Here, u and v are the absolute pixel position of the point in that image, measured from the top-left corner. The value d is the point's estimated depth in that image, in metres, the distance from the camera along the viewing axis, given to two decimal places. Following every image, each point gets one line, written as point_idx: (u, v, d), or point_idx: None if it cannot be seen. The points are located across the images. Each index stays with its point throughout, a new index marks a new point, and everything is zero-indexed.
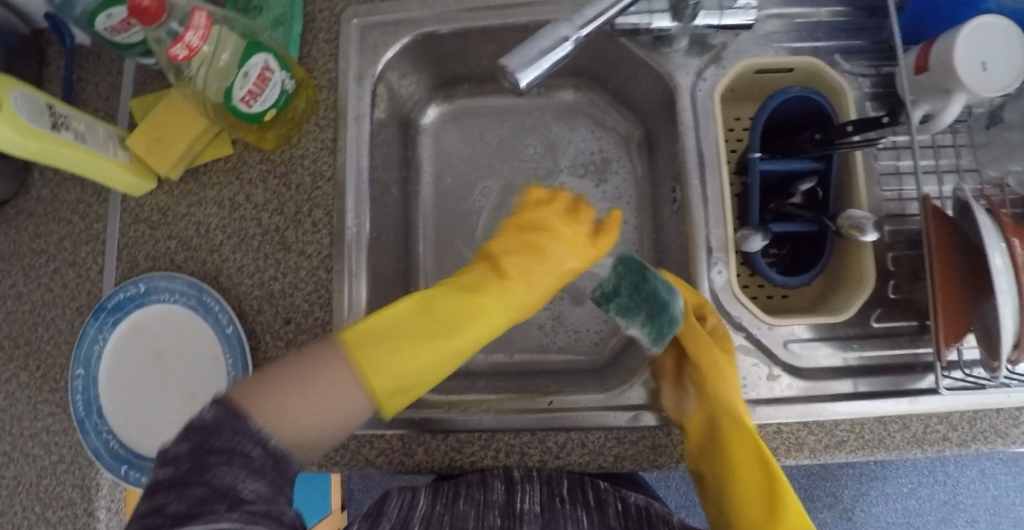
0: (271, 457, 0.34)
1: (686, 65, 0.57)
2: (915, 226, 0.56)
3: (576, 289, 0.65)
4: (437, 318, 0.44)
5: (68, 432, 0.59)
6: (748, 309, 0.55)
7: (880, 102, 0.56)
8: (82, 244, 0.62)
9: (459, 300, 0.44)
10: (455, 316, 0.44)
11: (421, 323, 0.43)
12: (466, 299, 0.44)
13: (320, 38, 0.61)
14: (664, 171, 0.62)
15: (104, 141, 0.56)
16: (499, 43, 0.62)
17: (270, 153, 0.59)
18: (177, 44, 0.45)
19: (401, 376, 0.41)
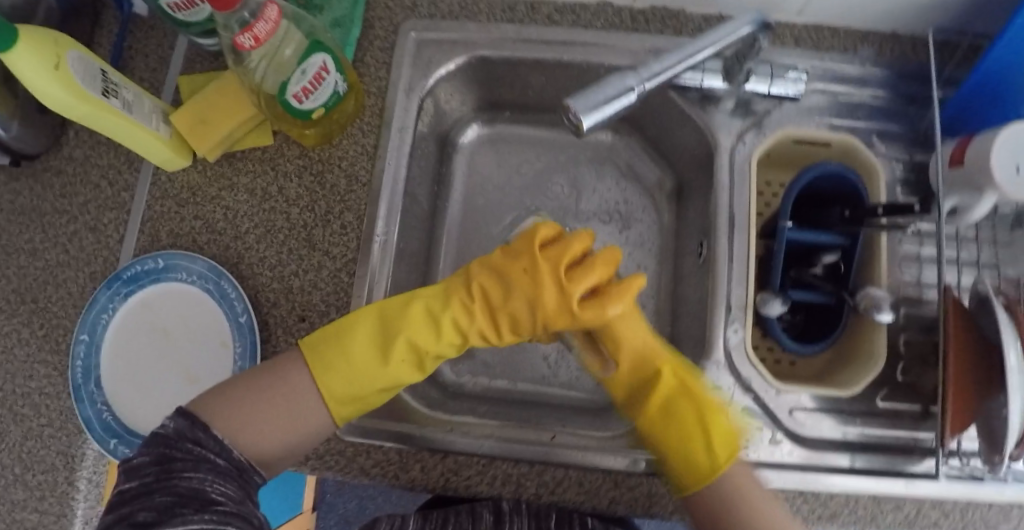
0: (226, 470, 0.39)
1: (727, 125, 0.59)
2: (930, 312, 0.57)
3: None
4: (387, 351, 0.47)
5: (61, 396, 0.59)
6: (759, 372, 0.55)
7: (911, 187, 0.58)
8: (106, 211, 0.62)
9: (442, 325, 0.47)
10: (433, 344, 0.48)
11: (374, 349, 0.47)
12: (442, 330, 0.47)
13: (375, 46, 0.62)
14: (691, 224, 0.63)
15: (149, 114, 0.56)
16: (547, 77, 0.63)
17: (309, 150, 0.60)
18: (246, 33, 0.45)
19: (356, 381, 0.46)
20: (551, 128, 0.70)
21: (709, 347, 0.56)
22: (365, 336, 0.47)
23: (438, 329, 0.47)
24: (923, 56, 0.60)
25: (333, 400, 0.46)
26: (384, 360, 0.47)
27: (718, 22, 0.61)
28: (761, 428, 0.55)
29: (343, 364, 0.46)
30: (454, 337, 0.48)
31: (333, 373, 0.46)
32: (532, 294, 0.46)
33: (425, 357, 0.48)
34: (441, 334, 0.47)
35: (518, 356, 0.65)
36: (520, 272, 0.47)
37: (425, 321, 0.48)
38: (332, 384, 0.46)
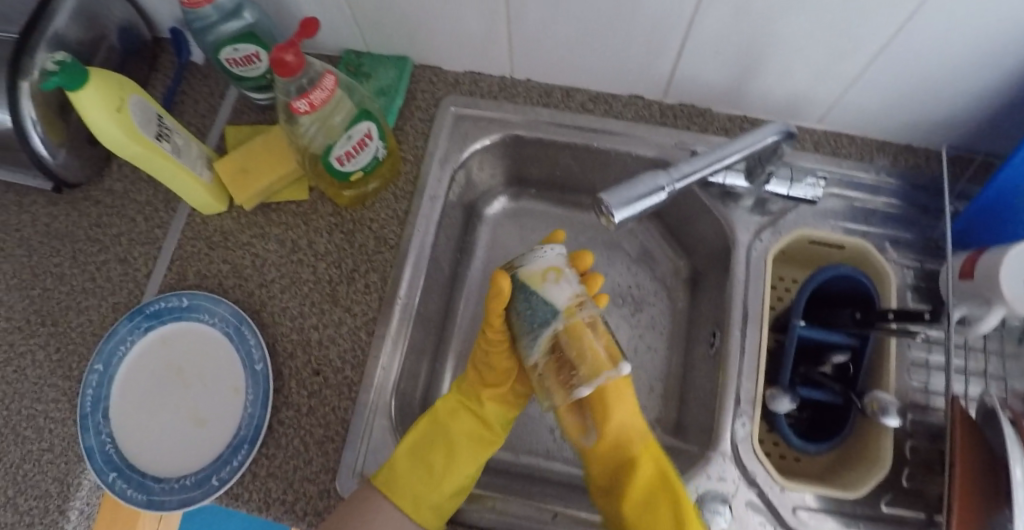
0: None
1: (745, 221, 0.61)
2: (936, 419, 0.58)
3: None
4: (432, 463, 0.51)
5: (66, 423, 0.58)
6: (764, 468, 0.55)
7: (921, 295, 0.60)
8: (138, 244, 0.64)
9: (456, 447, 0.52)
10: (469, 454, 0.53)
11: (417, 462, 0.52)
12: (460, 450, 0.52)
13: (415, 115, 0.65)
14: (706, 311, 0.65)
15: (196, 159, 0.58)
16: (577, 159, 0.66)
17: (342, 209, 0.62)
18: (302, 99, 0.48)
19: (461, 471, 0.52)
20: (574, 207, 0.73)
21: (716, 438, 0.57)
22: (407, 447, 0.52)
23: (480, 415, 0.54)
24: (934, 173, 0.63)
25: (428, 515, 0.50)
26: (432, 466, 0.51)
27: (741, 123, 0.65)
28: (763, 525, 0.54)
29: (403, 479, 0.51)
30: (478, 443, 0.53)
31: (395, 479, 0.51)
32: (511, 356, 0.53)
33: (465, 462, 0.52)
34: (461, 447, 0.52)
35: (523, 427, 0.65)
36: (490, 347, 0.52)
37: (451, 437, 0.53)
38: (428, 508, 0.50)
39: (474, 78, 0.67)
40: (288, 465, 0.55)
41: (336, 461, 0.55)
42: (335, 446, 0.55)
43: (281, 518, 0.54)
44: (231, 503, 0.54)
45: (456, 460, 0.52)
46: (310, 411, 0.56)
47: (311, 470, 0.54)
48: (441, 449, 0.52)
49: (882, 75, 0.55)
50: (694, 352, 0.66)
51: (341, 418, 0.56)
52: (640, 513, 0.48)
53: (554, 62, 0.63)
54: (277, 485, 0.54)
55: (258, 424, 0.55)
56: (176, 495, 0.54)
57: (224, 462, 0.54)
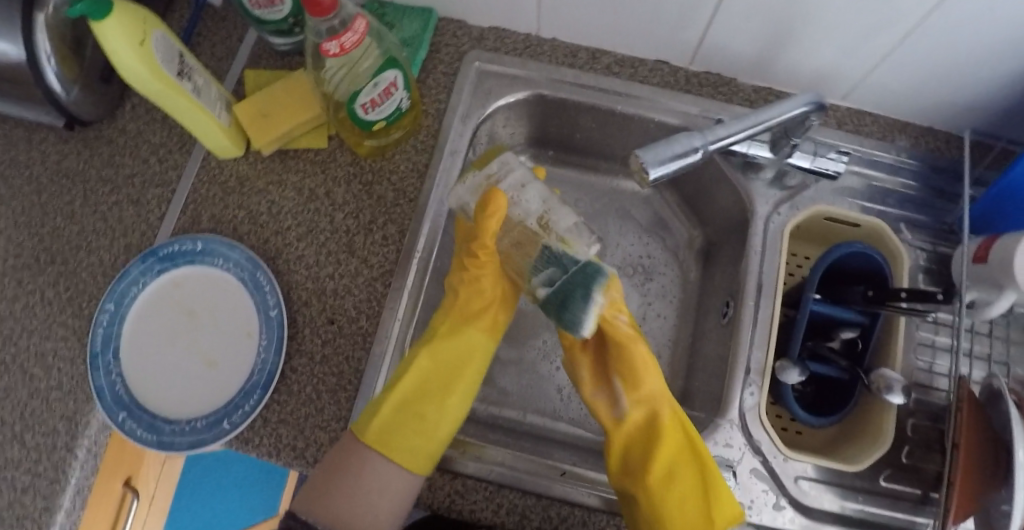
0: None
1: (764, 194, 0.62)
2: (939, 399, 0.58)
3: None
4: (415, 412, 0.52)
5: (75, 363, 0.58)
6: (769, 436, 0.56)
7: (932, 277, 0.60)
8: (151, 186, 0.63)
9: (459, 369, 0.54)
10: (464, 385, 0.54)
11: (404, 414, 0.52)
12: (466, 371, 0.54)
13: (438, 69, 0.64)
14: (718, 281, 0.65)
15: (213, 100, 0.57)
16: (599, 123, 0.66)
17: (361, 159, 0.61)
18: (332, 41, 0.47)
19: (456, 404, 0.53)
20: (590, 172, 0.73)
21: (724, 406, 0.57)
22: (393, 404, 0.52)
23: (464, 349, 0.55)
24: (955, 155, 0.63)
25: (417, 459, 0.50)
26: (424, 416, 0.52)
27: (766, 95, 0.64)
28: (766, 491, 0.55)
29: (384, 428, 0.51)
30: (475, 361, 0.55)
31: (386, 430, 0.51)
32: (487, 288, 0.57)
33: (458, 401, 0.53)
34: (463, 373, 0.54)
35: (531, 388, 0.66)
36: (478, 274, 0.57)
37: (451, 364, 0.55)
38: (402, 453, 0.50)
39: (499, 34, 0.66)
40: (299, 412, 0.55)
41: (348, 410, 0.55)
42: (347, 395, 0.55)
43: (291, 464, 0.54)
44: (241, 447, 0.54)
45: (454, 389, 0.53)
46: (323, 360, 0.56)
47: (322, 418, 0.55)
48: (442, 380, 0.54)
49: (912, 55, 0.55)
50: (704, 323, 0.66)
51: (354, 368, 0.56)
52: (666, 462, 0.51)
53: (583, 22, 0.62)
54: (288, 431, 0.55)
55: (271, 370, 0.55)
56: (187, 437, 0.54)
57: (236, 406, 0.54)
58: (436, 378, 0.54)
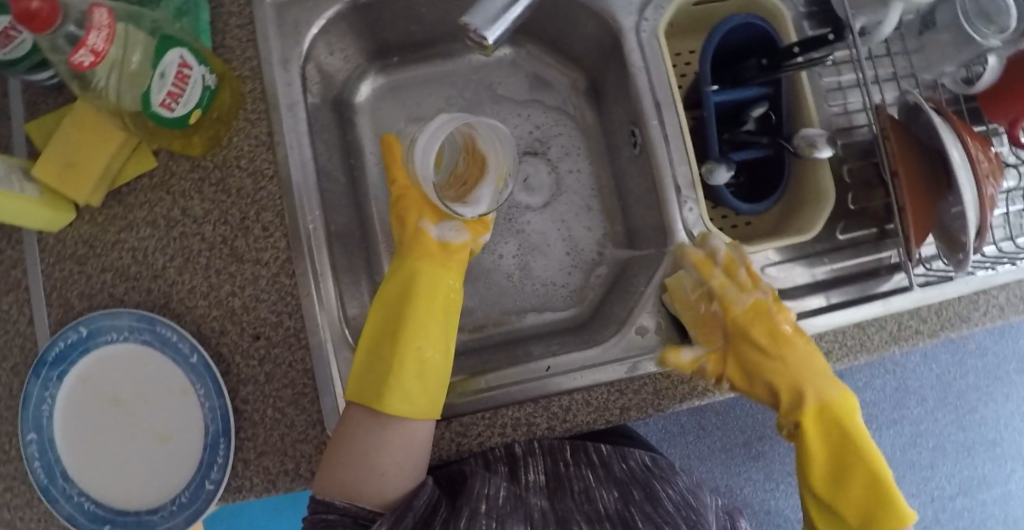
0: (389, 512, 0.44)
1: (626, 5, 0.56)
2: (863, 135, 0.58)
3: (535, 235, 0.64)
4: (390, 347, 0.51)
5: (33, 504, 0.53)
6: (723, 241, 0.55)
7: (816, 20, 0.58)
8: (1, 296, 0.55)
9: (415, 299, 0.53)
10: (425, 310, 0.53)
11: (380, 355, 0.51)
12: (417, 296, 0.53)
13: (231, 24, 0.55)
14: (617, 114, 0.62)
15: (6, 176, 0.49)
16: (426, 4, 0.59)
17: (200, 159, 0.54)
18: (81, 50, 0.40)
19: (431, 341, 0.52)
20: (447, 60, 0.66)
21: (671, 233, 0.55)
22: (360, 365, 0.51)
23: (411, 284, 0.54)
24: None
25: (417, 398, 0.49)
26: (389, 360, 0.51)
27: None
28: None
29: (371, 376, 0.50)
30: (435, 291, 0.54)
31: (363, 388, 0.50)
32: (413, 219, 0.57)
33: (433, 338, 0.52)
34: (420, 300, 0.53)
35: (491, 300, 0.63)
36: (402, 206, 0.57)
37: (405, 296, 0.53)
38: (398, 398, 0.49)
39: None
40: (274, 437, 0.52)
41: (318, 412, 0.52)
42: (310, 397, 0.52)
43: (293, 486, 0.52)
44: (237, 496, 0.52)
45: (415, 316, 0.52)
46: (269, 377, 0.52)
47: (298, 431, 0.52)
48: (398, 311, 0.53)
49: None
50: (620, 161, 0.63)
51: (303, 370, 0.52)
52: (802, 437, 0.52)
53: None
54: (273, 460, 0.52)
55: (223, 413, 0.51)
56: (181, 515, 0.51)
57: (210, 463, 0.51)
58: (398, 311, 0.53)
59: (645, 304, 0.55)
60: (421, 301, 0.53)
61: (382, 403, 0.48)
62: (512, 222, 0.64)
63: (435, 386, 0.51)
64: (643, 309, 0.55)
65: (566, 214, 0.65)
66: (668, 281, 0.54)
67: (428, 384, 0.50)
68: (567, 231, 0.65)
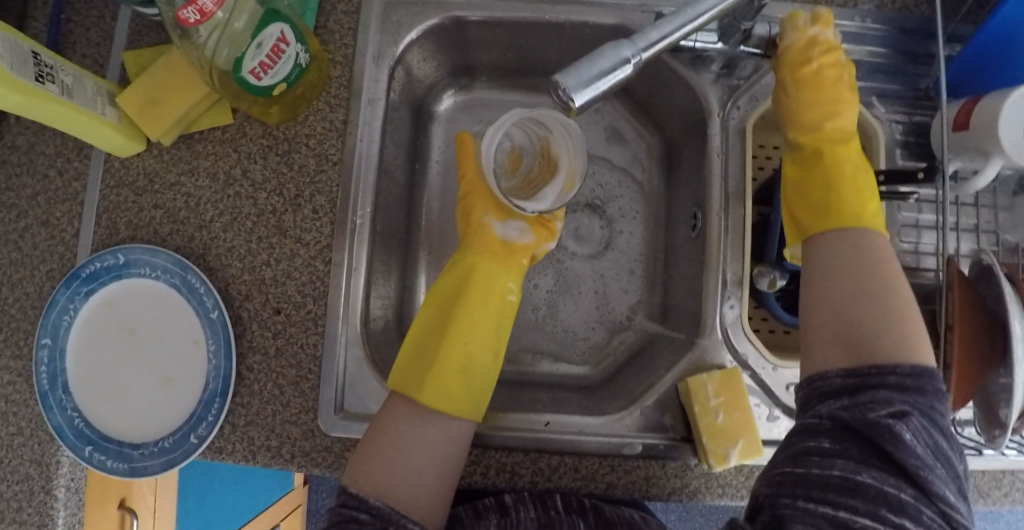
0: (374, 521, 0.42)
1: (721, 90, 0.56)
2: (928, 280, 0.55)
3: (569, 284, 0.64)
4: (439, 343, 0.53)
5: (29, 404, 0.56)
6: (755, 347, 0.54)
7: (911, 151, 0.55)
8: (58, 203, 0.58)
9: (464, 297, 0.55)
10: (474, 308, 0.54)
11: (425, 350, 0.53)
12: (471, 297, 0.55)
13: (339, 9, 0.56)
14: (683, 190, 0.61)
15: (92, 97, 0.51)
16: (528, 37, 0.59)
17: (273, 128, 0.55)
18: (189, 7, 0.40)
19: (481, 341, 0.54)
20: (531, 93, 0.66)
21: (705, 325, 0.55)
22: (403, 357, 0.53)
23: (466, 279, 0.56)
24: (926, 10, 0.55)
25: (457, 394, 0.51)
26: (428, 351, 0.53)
27: None
28: (757, 406, 0.53)
29: (412, 368, 0.52)
30: (490, 292, 0.56)
31: (403, 376, 0.51)
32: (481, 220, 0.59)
33: (480, 344, 0.54)
34: (468, 297, 0.55)
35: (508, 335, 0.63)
36: (469, 203, 0.60)
37: (455, 291, 0.56)
38: (436, 394, 0.50)
39: None
40: (266, 410, 0.53)
41: (314, 400, 0.53)
42: (311, 383, 0.53)
43: (270, 463, 0.53)
44: (216, 456, 0.52)
45: (463, 313, 0.54)
46: (278, 353, 0.53)
47: (291, 412, 0.53)
48: (448, 305, 0.55)
49: None
50: (674, 236, 0.62)
51: (311, 355, 0.53)
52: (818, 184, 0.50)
53: None
54: (259, 433, 0.53)
55: (226, 374, 0.52)
56: (159, 458, 0.52)
57: (200, 418, 0.52)
58: (449, 310, 0.55)
59: (661, 386, 0.54)
60: (476, 304, 0.55)
61: (417, 394, 0.49)
62: (550, 262, 0.65)
63: (476, 391, 0.52)
64: (657, 390, 0.54)
65: (605, 272, 0.65)
66: (687, 382, 0.52)
67: (471, 382, 0.52)
68: (602, 287, 0.65)
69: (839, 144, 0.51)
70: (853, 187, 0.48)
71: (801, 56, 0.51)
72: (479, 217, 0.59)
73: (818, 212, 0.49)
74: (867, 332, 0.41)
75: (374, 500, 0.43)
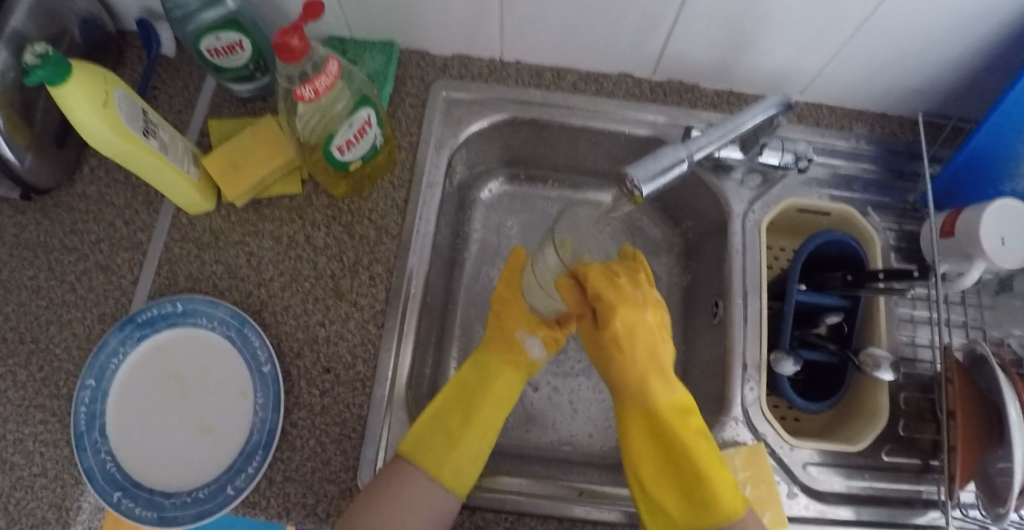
0: None
1: (738, 193, 0.63)
2: (925, 371, 0.61)
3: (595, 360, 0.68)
4: (452, 416, 0.55)
5: (58, 445, 0.55)
6: (774, 428, 0.57)
7: (902, 255, 0.63)
8: (120, 250, 0.61)
9: (480, 395, 0.57)
10: (491, 399, 0.57)
11: (439, 423, 0.54)
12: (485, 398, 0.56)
13: (407, 102, 0.65)
14: (704, 278, 0.67)
15: (182, 155, 0.55)
16: (569, 140, 0.67)
17: (338, 201, 0.61)
18: (307, 86, 0.46)
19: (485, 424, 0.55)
20: (565, 186, 0.74)
21: (727, 404, 0.58)
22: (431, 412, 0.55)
23: (481, 385, 0.57)
24: (910, 137, 0.67)
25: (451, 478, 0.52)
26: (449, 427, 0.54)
27: (728, 97, 0.66)
28: (778, 482, 0.56)
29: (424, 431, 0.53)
30: (498, 401, 0.57)
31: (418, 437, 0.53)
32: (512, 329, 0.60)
33: (478, 433, 0.55)
34: (485, 395, 0.57)
35: (533, 410, 0.66)
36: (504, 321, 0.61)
37: (471, 391, 0.57)
38: (452, 471, 0.52)
39: (463, 62, 0.66)
40: (305, 467, 0.53)
41: (355, 458, 0.54)
42: (353, 442, 0.54)
43: (303, 521, 0.52)
44: (248, 511, 0.52)
45: (474, 419, 0.55)
46: (323, 410, 0.55)
47: (330, 470, 0.53)
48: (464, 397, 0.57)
49: (864, 46, 0.57)
50: (695, 321, 0.68)
51: (357, 414, 0.55)
52: (653, 445, 0.52)
53: (545, 44, 0.63)
54: (295, 488, 0.53)
55: (272, 428, 0.53)
56: (190, 509, 0.51)
57: (238, 470, 0.52)
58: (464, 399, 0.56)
59: None
60: (481, 370, 0.59)
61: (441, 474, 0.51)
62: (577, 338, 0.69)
63: (465, 465, 0.53)
64: None
65: None
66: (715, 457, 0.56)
67: (470, 456, 0.54)
68: None
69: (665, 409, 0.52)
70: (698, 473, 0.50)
71: (633, 314, 0.53)
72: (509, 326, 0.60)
73: (665, 467, 0.52)
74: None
75: None
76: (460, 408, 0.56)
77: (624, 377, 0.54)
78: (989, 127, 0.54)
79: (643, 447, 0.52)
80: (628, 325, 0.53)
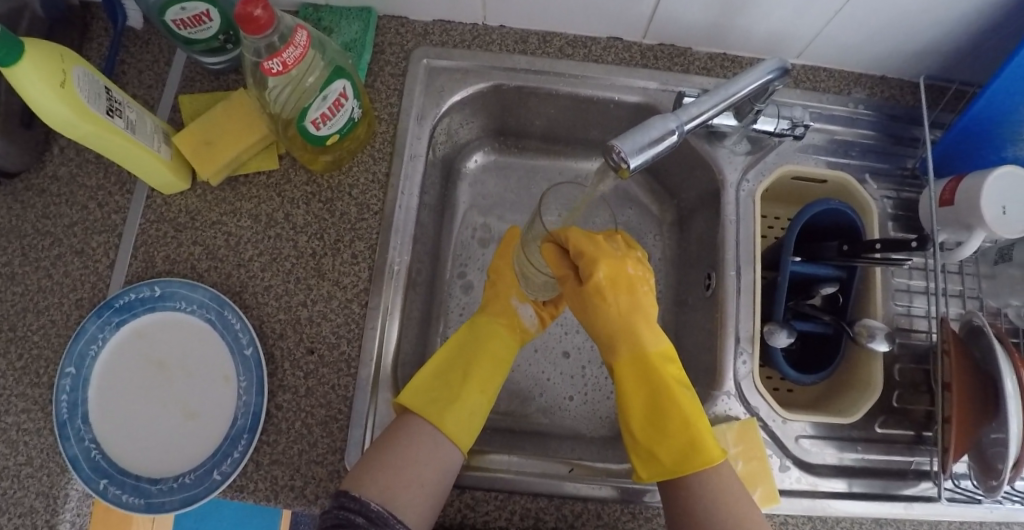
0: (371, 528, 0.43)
1: (733, 162, 0.61)
2: (920, 341, 0.60)
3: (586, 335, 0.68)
4: (450, 379, 0.56)
5: (43, 434, 0.54)
6: (765, 401, 0.57)
7: (901, 224, 0.61)
8: (95, 233, 0.59)
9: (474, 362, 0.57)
10: (488, 360, 0.58)
11: (438, 384, 0.55)
12: (482, 358, 0.58)
13: (386, 72, 0.62)
14: (697, 250, 0.66)
15: (151, 134, 0.53)
16: (557, 108, 0.65)
17: (317, 176, 0.59)
18: (274, 59, 0.43)
19: (483, 382, 0.57)
20: (553, 156, 0.72)
21: (720, 378, 0.57)
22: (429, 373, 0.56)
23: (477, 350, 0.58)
24: (911, 101, 0.64)
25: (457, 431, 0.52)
26: (448, 386, 0.55)
27: (722, 61, 0.64)
28: (771, 456, 0.56)
29: (425, 392, 0.54)
30: (493, 363, 0.58)
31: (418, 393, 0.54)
32: (504, 302, 0.61)
33: (475, 392, 0.55)
34: (479, 360, 0.57)
35: (523, 387, 0.65)
36: (498, 287, 0.62)
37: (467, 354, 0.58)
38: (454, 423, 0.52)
39: (444, 27, 0.63)
40: (292, 450, 0.53)
41: (342, 440, 0.53)
42: (340, 424, 0.53)
43: (292, 503, 0.52)
44: (236, 495, 0.52)
45: (467, 386, 0.55)
46: (308, 393, 0.54)
47: (317, 452, 0.53)
48: (459, 371, 0.56)
49: (865, 5, 0.54)
50: (688, 294, 0.66)
51: (342, 395, 0.54)
52: (645, 386, 0.53)
53: (529, 7, 0.60)
54: (283, 472, 0.52)
55: (256, 411, 0.52)
56: (178, 495, 0.51)
57: (224, 454, 0.52)
58: (461, 360, 0.58)
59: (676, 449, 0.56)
60: (477, 333, 0.59)
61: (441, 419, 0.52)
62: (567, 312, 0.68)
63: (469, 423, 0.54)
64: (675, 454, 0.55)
65: None
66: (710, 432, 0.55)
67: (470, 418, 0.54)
68: None
69: (658, 354, 0.54)
70: (681, 423, 0.51)
71: (616, 265, 0.54)
72: (506, 291, 0.61)
73: (652, 418, 0.52)
74: (705, 506, 0.47)
75: (375, 503, 0.44)
76: (457, 372, 0.56)
77: (607, 325, 0.55)
78: (996, 89, 0.51)
79: (635, 389, 0.54)
80: (611, 276, 0.54)
